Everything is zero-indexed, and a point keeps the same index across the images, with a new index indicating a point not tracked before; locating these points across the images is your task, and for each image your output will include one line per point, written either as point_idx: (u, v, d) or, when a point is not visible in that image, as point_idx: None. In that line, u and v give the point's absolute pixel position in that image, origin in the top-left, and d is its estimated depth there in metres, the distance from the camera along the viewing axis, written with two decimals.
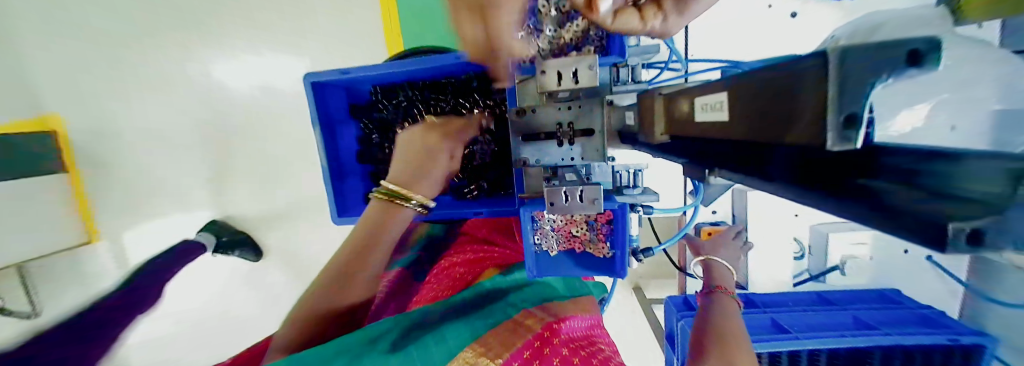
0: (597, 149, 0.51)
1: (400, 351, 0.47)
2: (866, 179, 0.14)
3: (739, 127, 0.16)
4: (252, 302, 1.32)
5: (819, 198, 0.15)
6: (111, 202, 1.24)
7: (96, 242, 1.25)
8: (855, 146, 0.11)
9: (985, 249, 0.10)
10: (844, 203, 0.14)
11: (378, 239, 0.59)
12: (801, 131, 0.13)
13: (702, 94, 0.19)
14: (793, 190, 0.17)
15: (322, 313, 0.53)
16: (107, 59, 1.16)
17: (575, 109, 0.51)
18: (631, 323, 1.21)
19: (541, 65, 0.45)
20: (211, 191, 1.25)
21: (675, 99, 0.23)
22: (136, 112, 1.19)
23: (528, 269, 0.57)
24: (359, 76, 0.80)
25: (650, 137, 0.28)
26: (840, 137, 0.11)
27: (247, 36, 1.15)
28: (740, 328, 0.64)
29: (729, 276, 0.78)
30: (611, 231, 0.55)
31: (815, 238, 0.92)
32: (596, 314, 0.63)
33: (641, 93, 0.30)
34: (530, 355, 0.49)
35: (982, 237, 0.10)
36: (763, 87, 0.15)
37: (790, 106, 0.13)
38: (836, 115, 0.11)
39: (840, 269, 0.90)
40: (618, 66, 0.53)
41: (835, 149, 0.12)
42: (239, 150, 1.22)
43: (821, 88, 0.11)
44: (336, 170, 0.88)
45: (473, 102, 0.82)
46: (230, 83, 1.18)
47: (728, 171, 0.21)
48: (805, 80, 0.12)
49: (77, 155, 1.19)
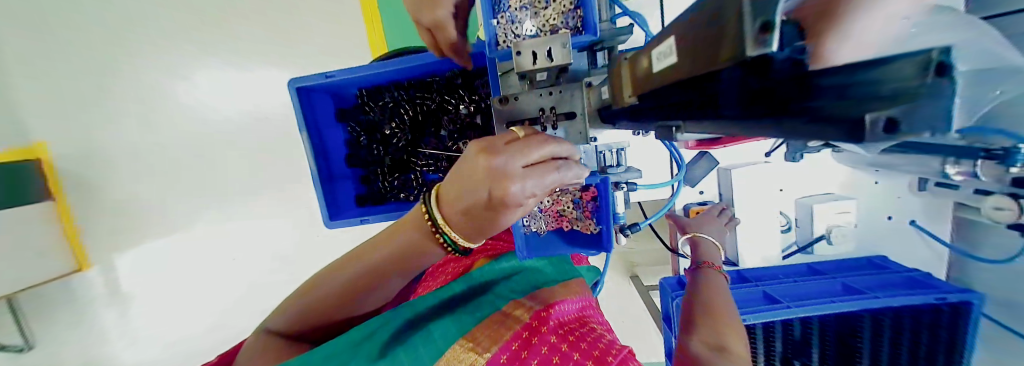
0: (579, 132, 0.53)
1: (387, 354, 0.48)
2: (803, 99, 0.14)
3: (687, 66, 0.17)
4: (246, 319, 1.29)
5: (765, 124, 0.17)
6: (99, 226, 1.22)
7: (87, 269, 1.23)
8: (771, 51, 0.11)
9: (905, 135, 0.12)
10: (785, 121, 0.16)
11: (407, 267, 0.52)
12: (727, 50, 0.13)
13: (660, 46, 0.21)
14: (743, 123, 0.18)
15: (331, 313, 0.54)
16: (87, 82, 1.15)
17: (556, 94, 0.52)
18: (631, 309, 1.23)
19: (516, 47, 0.46)
20: (199, 207, 1.23)
21: (639, 57, 0.25)
22: (118, 133, 1.18)
23: (519, 251, 0.59)
24: (342, 79, 0.80)
25: (622, 103, 0.30)
26: (756, 43, 0.11)
27: (228, 49, 1.14)
28: (729, 302, 0.66)
29: (716, 252, 0.81)
30: (596, 208, 0.57)
31: (800, 211, 0.95)
32: (587, 295, 0.65)
33: (611, 63, 0.31)
34: (519, 346, 0.49)
35: (901, 119, 0.11)
36: (694, 26, 0.16)
37: (716, 31, 0.14)
38: (752, 23, 0.11)
39: (827, 239, 0.91)
40: (593, 49, 0.55)
41: (753, 57, 0.12)
42: (226, 165, 1.20)
43: (736, 5, 0.12)
44: (326, 174, 0.88)
45: (459, 99, 0.83)
46: (214, 98, 1.17)
47: (690, 120, 0.22)
48: (723, 7, 0.13)
49: (62, 181, 1.18)
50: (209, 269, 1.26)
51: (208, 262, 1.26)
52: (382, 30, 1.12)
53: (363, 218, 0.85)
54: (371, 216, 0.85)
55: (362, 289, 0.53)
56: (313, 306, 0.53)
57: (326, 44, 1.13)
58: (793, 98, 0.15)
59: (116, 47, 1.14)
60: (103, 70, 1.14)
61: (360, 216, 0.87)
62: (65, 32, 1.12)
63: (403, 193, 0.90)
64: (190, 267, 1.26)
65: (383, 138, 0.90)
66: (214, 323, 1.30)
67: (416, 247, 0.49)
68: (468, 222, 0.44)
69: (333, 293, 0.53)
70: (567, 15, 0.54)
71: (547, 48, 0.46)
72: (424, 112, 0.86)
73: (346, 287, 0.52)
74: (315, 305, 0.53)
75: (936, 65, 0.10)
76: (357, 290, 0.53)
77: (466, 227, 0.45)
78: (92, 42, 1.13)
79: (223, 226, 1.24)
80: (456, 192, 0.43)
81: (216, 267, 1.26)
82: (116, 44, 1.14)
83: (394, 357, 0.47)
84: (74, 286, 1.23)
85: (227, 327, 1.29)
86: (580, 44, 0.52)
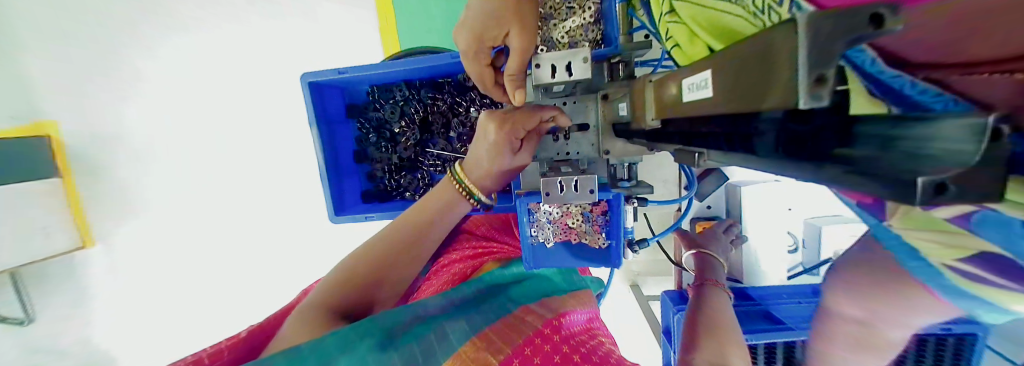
0: (591, 144, 0.53)
1: (398, 344, 0.46)
2: (844, 147, 0.14)
3: (718, 103, 0.17)
4: (254, 303, 1.33)
5: (796, 165, 0.17)
6: (103, 207, 1.21)
7: (91, 247, 1.22)
8: (822, 105, 0.11)
9: (974, 197, 0.11)
10: (819, 169, 0.15)
11: (438, 225, 0.62)
12: (773, 96, 0.12)
13: (689, 75, 0.20)
14: (775, 164, 0.18)
15: (360, 279, 0.55)
16: (95, 62, 1.13)
17: (570, 104, 0.53)
18: (630, 320, 1.22)
19: (535, 58, 0.46)
20: (206, 193, 1.24)
21: (665, 83, 0.24)
22: (126, 115, 1.17)
23: (526, 260, 0.61)
24: (355, 75, 0.80)
25: (642, 124, 0.30)
26: (810, 96, 0.11)
27: (241, 37, 1.13)
28: (733, 322, 0.64)
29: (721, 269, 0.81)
30: (606, 223, 0.60)
31: (808, 232, 0.92)
32: (593, 307, 0.65)
33: (634, 79, 0.31)
34: (530, 352, 0.47)
35: (952, 184, 0.11)
36: (739, 57, 0.15)
37: (761, 72, 0.13)
38: (807, 75, 0.11)
39: (834, 263, 0.87)
40: (609, 59, 0.52)
41: (804, 110, 0.11)
42: (236, 153, 1.21)
43: (789, 51, 0.11)
44: (335, 170, 0.87)
45: (470, 101, 0.84)
46: (224, 86, 1.16)
47: (714, 148, 0.22)
48: (774, 45, 0.12)
49: (70, 159, 1.18)
50: (213, 253, 1.27)
51: (220, 247, 1.27)
52: (394, 28, 1.13)
53: (368, 215, 0.84)
54: (376, 214, 0.85)
55: (398, 256, 0.58)
56: (354, 273, 0.55)
57: (338, 39, 1.13)
58: (833, 146, 0.14)
59: (123, 30, 1.12)
60: (112, 50, 1.12)
61: (365, 213, 0.86)
62: (73, 10, 1.10)
63: (409, 192, 0.90)
64: (202, 252, 1.27)
65: (392, 135, 0.90)
66: (217, 307, 1.32)
67: (447, 203, 0.61)
68: (485, 173, 0.60)
69: (375, 254, 0.56)
70: (586, 28, 0.57)
71: (568, 62, 0.45)
72: (435, 113, 0.87)
73: (372, 256, 0.56)
74: (351, 271, 0.55)
75: (990, 133, 0.10)
76: (393, 255, 0.57)
77: (481, 177, 0.61)
78: (100, 21, 1.11)
79: (230, 213, 1.25)
80: (517, 124, 0.51)
81: (225, 252, 1.28)
82: (130, 25, 1.12)
83: (400, 349, 0.44)
84: (75, 265, 1.21)
85: (238, 310, 1.32)
86: (599, 57, 0.52)
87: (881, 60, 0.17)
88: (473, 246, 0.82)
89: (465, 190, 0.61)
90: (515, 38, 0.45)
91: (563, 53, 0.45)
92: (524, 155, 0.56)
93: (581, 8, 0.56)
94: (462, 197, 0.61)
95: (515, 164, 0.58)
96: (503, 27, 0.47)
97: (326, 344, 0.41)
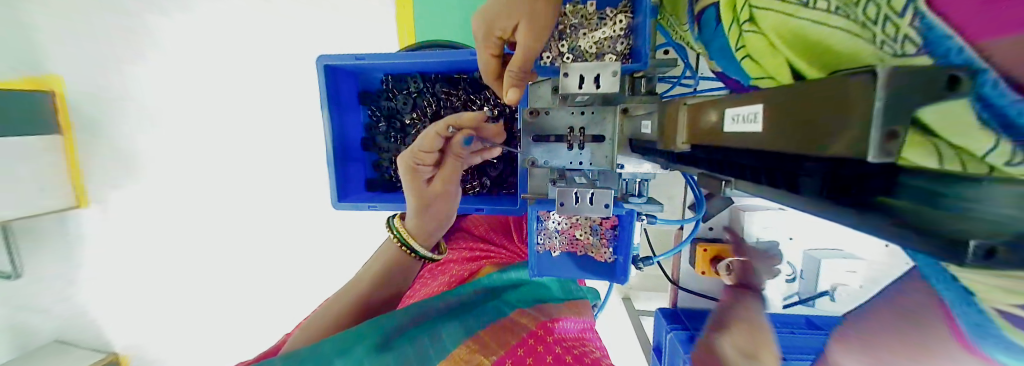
0: (606, 156, 0.51)
1: (393, 346, 0.47)
2: (888, 197, 0.14)
3: (769, 139, 0.16)
4: (245, 282, 1.32)
5: (836, 211, 0.16)
6: (99, 168, 1.20)
7: (84, 207, 1.22)
8: (889, 160, 0.11)
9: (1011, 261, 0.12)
10: (864, 219, 0.15)
11: (397, 267, 0.66)
12: (839, 142, 0.12)
13: (734, 106, 0.20)
14: (813, 205, 0.18)
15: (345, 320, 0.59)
16: (104, 20, 1.10)
17: (588, 114, 0.51)
18: (620, 332, 1.22)
19: (564, 68, 0.46)
20: (205, 167, 1.22)
21: (705, 109, 0.23)
22: (130, 78, 1.14)
23: (531, 269, 0.62)
24: (372, 63, 0.80)
25: (669, 145, 0.30)
26: (880, 150, 0.11)
27: (258, 11, 1.11)
28: None
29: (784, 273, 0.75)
30: (614, 238, 0.60)
31: (807, 263, 0.90)
32: (588, 318, 0.64)
33: (665, 101, 0.31)
34: (524, 352, 0.47)
35: (999, 252, 0.11)
36: (798, 99, 0.15)
37: (827, 116, 0.13)
38: (878, 128, 0.11)
39: (831, 295, 0.88)
40: (634, 75, 0.53)
41: (872, 161, 0.11)
42: (241, 129, 1.20)
43: (861, 102, 0.11)
44: (342, 154, 0.86)
45: (484, 101, 0.84)
46: (234, 58, 1.14)
47: (749, 180, 0.21)
48: (842, 94, 0.12)
49: (71, 117, 1.17)
50: (205, 227, 1.26)
51: (213, 219, 1.26)
52: (411, 19, 1.11)
53: (370, 205, 0.83)
54: (379, 204, 0.83)
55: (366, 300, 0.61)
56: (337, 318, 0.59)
57: (357, 24, 1.12)
58: (877, 192, 0.14)
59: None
60: (119, 8, 1.09)
61: (367, 202, 0.85)
62: None
63: None
64: (195, 225, 1.26)
65: (401, 126, 0.89)
66: (206, 282, 1.30)
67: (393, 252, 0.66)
68: (417, 216, 0.67)
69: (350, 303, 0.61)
70: (614, 40, 0.56)
71: (597, 74, 0.45)
72: (447, 108, 0.87)
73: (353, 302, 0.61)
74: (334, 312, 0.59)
75: None
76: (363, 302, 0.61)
77: (415, 224, 0.67)
78: None
79: (229, 189, 1.24)
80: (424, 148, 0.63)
81: (218, 226, 1.26)
82: None
83: (401, 350, 0.46)
84: (71, 224, 1.22)
85: (225, 285, 1.32)
86: (626, 71, 0.51)
87: (1007, 85, 0.14)
88: (472, 246, 0.82)
89: (403, 242, 0.65)
90: (522, 34, 0.47)
91: (599, 64, 0.45)
92: (448, 185, 0.67)
93: (613, 20, 0.56)
94: (402, 250, 0.66)
95: (431, 191, 0.66)
96: (513, 20, 0.48)
97: (324, 351, 0.44)
